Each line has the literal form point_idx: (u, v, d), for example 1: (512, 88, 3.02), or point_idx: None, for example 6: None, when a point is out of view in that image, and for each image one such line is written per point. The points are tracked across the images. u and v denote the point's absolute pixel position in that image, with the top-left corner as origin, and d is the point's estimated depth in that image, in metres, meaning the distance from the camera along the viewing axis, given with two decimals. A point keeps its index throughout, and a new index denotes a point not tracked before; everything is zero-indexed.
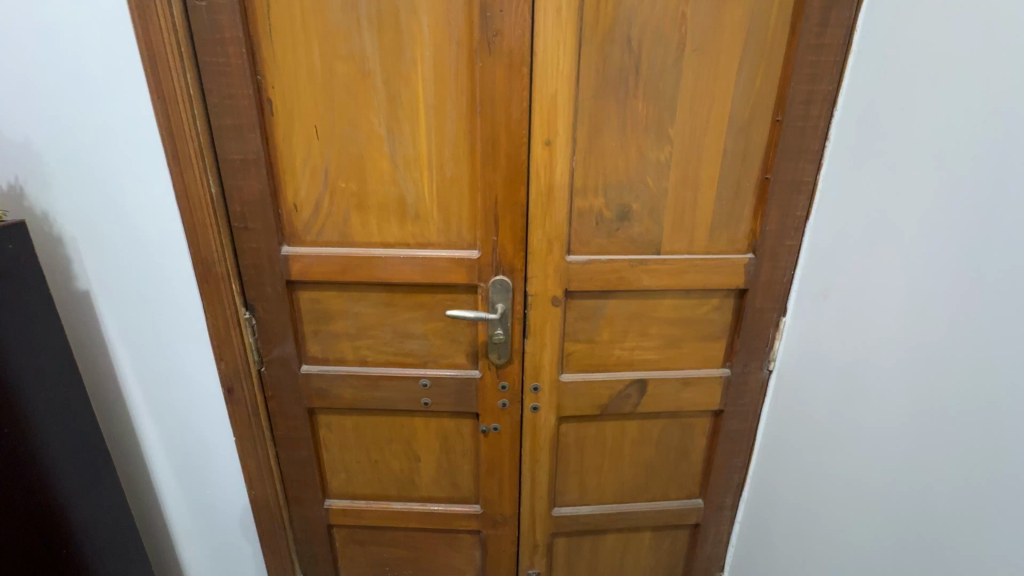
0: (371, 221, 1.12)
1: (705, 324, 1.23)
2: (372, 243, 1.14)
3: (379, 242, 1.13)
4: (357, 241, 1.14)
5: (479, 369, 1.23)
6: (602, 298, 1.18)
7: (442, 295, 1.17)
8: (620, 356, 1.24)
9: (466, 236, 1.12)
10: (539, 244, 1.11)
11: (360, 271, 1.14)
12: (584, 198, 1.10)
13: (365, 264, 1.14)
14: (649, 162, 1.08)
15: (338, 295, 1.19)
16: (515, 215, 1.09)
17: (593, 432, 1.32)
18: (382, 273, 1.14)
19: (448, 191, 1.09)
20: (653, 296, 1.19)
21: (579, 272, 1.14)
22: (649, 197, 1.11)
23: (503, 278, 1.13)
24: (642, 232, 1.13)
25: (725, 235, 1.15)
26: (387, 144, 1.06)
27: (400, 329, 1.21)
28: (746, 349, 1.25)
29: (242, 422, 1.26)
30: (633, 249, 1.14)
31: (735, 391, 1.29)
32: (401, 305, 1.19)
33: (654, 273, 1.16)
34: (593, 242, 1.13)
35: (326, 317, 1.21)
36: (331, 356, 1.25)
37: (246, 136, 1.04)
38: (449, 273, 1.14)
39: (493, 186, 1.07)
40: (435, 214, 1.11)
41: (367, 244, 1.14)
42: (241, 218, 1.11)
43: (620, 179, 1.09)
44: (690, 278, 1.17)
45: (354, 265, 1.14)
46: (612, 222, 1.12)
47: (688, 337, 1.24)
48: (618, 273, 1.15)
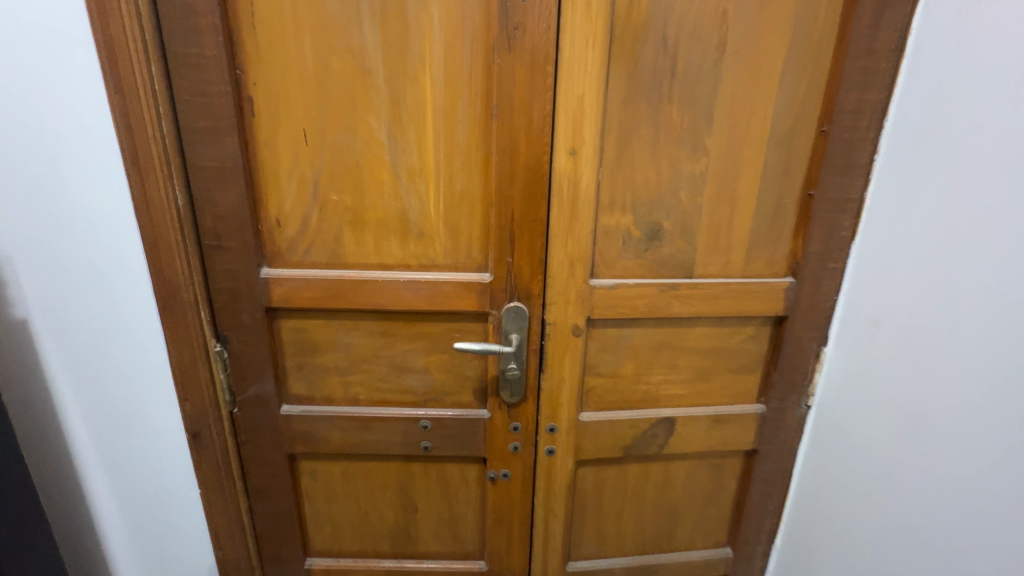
0: (366, 238, 0.97)
1: (739, 354, 1.11)
2: (367, 264, 0.99)
3: (375, 263, 0.98)
4: (349, 262, 0.98)
5: (488, 408, 1.08)
6: (628, 327, 1.05)
7: (447, 324, 1.03)
8: (645, 391, 1.11)
9: (476, 256, 0.98)
10: (560, 266, 0.98)
11: (353, 296, 0.99)
12: (610, 215, 0.97)
13: (359, 289, 0.98)
14: (683, 176, 0.97)
15: (326, 324, 1.03)
16: (532, 234, 0.95)
17: (614, 476, 1.17)
18: (379, 299, 0.99)
19: (458, 206, 0.95)
20: (684, 324, 1.07)
21: (604, 298, 1.01)
22: (681, 215, 0.99)
23: (518, 305, 0.99)
24: (674, 253, 1.01)
25: (763, 257, 1.04)
26: (386, 152, 0.92)
27: (398, 362, 1.06)
28: (784, 383, 1.12)
29: (211, 470, 1.09)
30: (663, 272, 1.02)
31: (771, 429, 1.16)
32: (400, 336, 1.04)
33: (686, 298, 1.03)
34: (619, 264, 1.01)
35: (312, 349, 1.05)
36: (317, 394, 1.08)
37: (222, 140, 0.89)
38: (457, 299, 0.99)
39: (509, 201, 0.93)
40: (441, 232, 0.97)
41: (361, 265, 0.99)
42: (213, 235, 0.95)
43: (650, 194, 0.97)
44: (725, 304, 1.04)
45: (346, 290, 0.99)
46: (639, 242, 1.00)
47: (720, 369, 1.11)
48: (646, 299, 1.02)
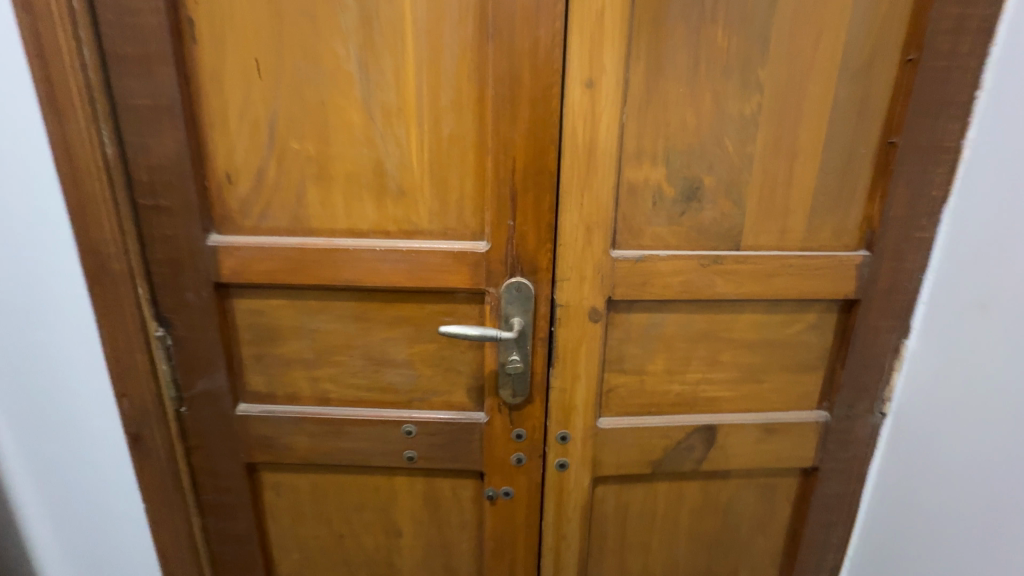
0: (336, 196, 0.79)
1: (797, 348, 0.89)
2: (337, 230, 0.80)
3: (347, 228, 0.80)
4: (315, 228, 0.80)
5: (486, 411, 0.88)
6: (658, 312, 0.85)
7: (435, 306, 0.84)
8: (679, 393, 0.90)
9: (470, 221, 0.79)
10: (574, 232, 0.79)
11: (320, 269, 0.81)
12: (637, 168, 0.78)
13: (326, 260, 0.80)
14: (729, 120, 0.77)
15: (289, 306, 0.85)
16: (539, 190, 0.76)
17: (639, 497, 0.96)
18: (350, 274, 0.81)
19: (447, 156, 0.77)
20: (728, 309, 0.86)
21: (629, 274, 0.81)
22: (727, 169, 0.79)
23: (521, 281, 0.80)
24: (717, 217, 0.81)
25: (829, 225, 0.83)
26: (357, 86, 0.74)
27: (375, 354, 0.87)
28: (853, 385, 0.90)
29: (154, 480, 0.91)
30: (703, 242, 0.82)
31: (835, 443, 0.94)
32: (378, 321, 0.85)
33: (732, 275, 0.82)
34: (648, 231, 0.81)
35: (272, 337, 0.87)
36: (279, 391, 0.90)
37: (157, 71, 0.72)
38: (446, 274, 0.80)
39: (510, 147, 0.74)
40: (426, 189, 0.78)
41: (329, 231, 0.80)
42: (150, 192, 0.78)
43: (686, 142, 0.77)
44: (781, 283, 0.83)
45: (311, 262, 0.81)
46: (673, 203, 0.80)
47: (773, 367, 0.90)
48: (682, 276, 0.82)
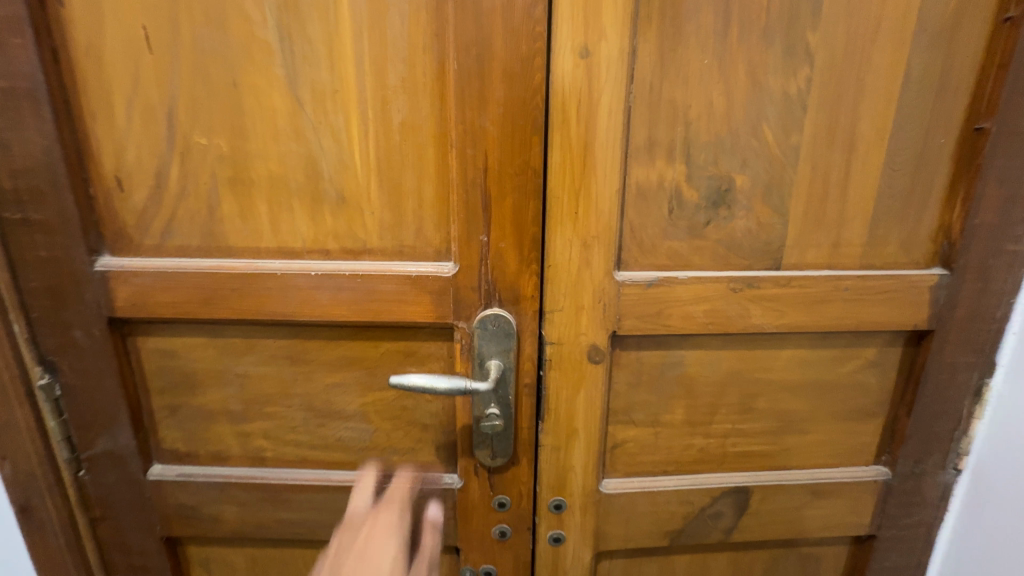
0: (257, 206, 0.61)
1: (852, 391, 0.71)
2: (261, 249, 0.62)
3: (273, 247, 0.62)
4: (232, 246, 0.62)
5: (460, 475, 0.70)
6: (677, 348, 0.67)
7: (391, 345, 0.65)
8: (702, 447, 0.72)
9: (432, 236, 0.61)
10: (566, 249, 0.60)
11: (240, 301, 0.63)
12: (649, 164, 0.60)
13: (246, 289, 0.62)
14: (768, 100, 0.58)
15: (206, 346, 0.67)
16: (521, 195, 0.58)
17: (654, 573, 0.77)
18: (279, 306, 0.63)
19: (399, 153, 0.59)
20: (765, 344, 0.67)
21: (639, 302, 0.63)
22: (765, 166, 0.61)
23: (500, 313, 0.62)
24: (752, 228, 0.63)
25: (896, 236, 0.64)
26: (276, 60, 0.56)
27: (319, 404, 0.68)
28: (921, 436, 0.72)
29: (51, 560, 0.73)
30: (734, 260, 0.64)
31: (898, 506, 0.75)
32: (320, 364, 0.67)
33: (772, 302, 0.64)
34: (663, 247, 0.63)
35: (188, 385, 0.68)
36: (200, 450, 0.72)
37: (10, 43, 0.55)
38: (403, 305, 0.62)
39: (479, 139, 0.56)
40: (373, 195, 0.60)
41: (251, 250, 0.62)
42: (15, 202, 0.60)
43: (712, 131, 0.59)
44: (834, 312, 0.65)
45: (228, 291, 0.62)
46: (695, 210, 0.62)
47: (821, 414, 0.72)
48: (707, 304, 0.64)
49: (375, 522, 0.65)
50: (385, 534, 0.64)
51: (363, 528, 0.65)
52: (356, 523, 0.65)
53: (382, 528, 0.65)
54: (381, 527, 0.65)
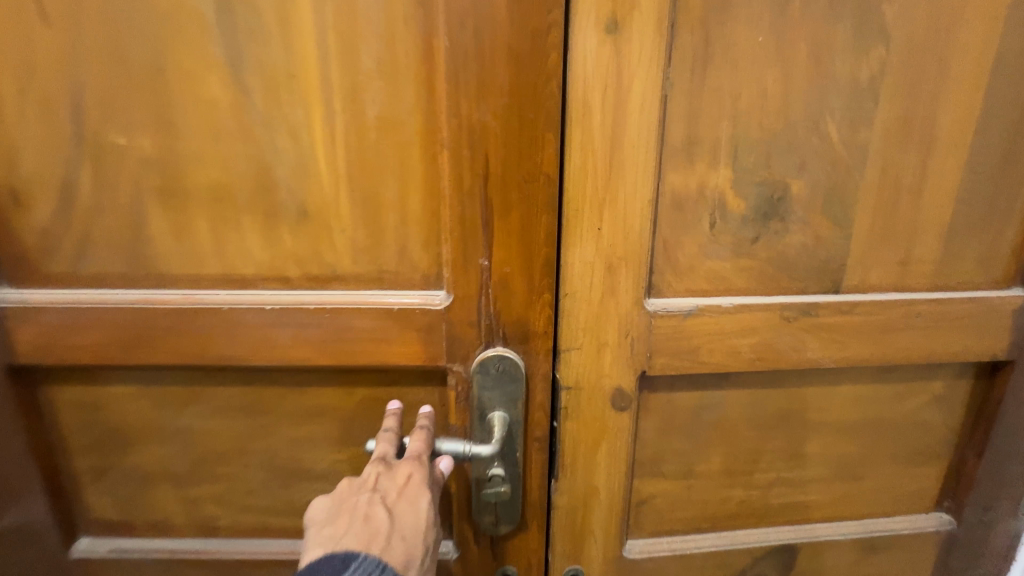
0: (191, 224, 0.47)
1: (914, 431, 0.61)
2: (199, 278, 0.49)
3: (214, 275, 0.49)
4: (160, 275, 0.48)
5: (455, 545, 0.57)
6: (716, 388, 0.56)
7: (370, 392, 0.53)
8: (742, 500, 0.61)
9: (419, 259, 0.49)
10: (586, 274, 0.49)
11: (174, 344, 0.49)
12: (687, 168, 0.48)
13: (182, 328, 0.49)
14: (834, 88, 0.48)
15: (133, 399, 0.53)
16: (531, 208, 0.46)
17: None
18: (225, 350, 0.49)
19: (374, 155, 0.46)
20: (817, 381, 0.57)
21: (674, 336, 0.52)
22: (827, 169, 0.50)
23: (505, 353, 0.50)
24: (808, 244, 0.52)
25: (973, 251, 0.54)
26: (210, 33, 0.43)
27: (280, 465, 0.55)
28: (993, 479, 0.61)
29: None
30: (785, 283, 0.53)
31: (962, 560, 0.65)
32: (281, 417, 0.54)
33: (830, 333, 0.53)
34: (702, 268, 0.51)
35: (110, 448, 0.54)
36: (131, 523, 0.57)
37: None
38: (384, 345, 0.50)
39: (479, 136, 0.44)
40: (344, 208, 0.47)
41: (187, 278, 0.49)
42: None
43: (765, 126, 0.48)
44: (901, 342, 0.55)
45: (158, 332, 0.49)
46: (741, 224, 0.51)
47: (878, 458, 0.61)
48: (755, 336, 0.53)
49: (405, 472, 0.47)
50: (420, 490, 0.47)
51: (392, 486, 0.47)
52: (377, 484, 0.47)
53: (415, 485, 0.47)
54: (414, 485, 0.47)
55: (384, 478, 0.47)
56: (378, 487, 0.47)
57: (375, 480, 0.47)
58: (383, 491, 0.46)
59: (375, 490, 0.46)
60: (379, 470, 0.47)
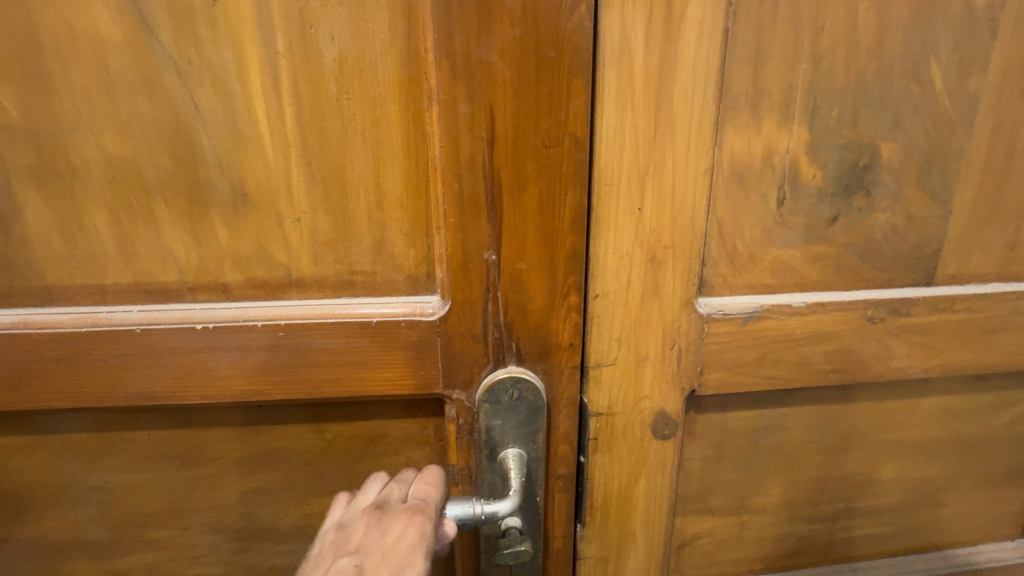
0: (89, 216, 0.35)
1: (1008, 448, 0.50)
2: (105, 289, 0.37)
3: (126, 286, 0.37)
4: (51, 288, 0.36)
5: None
6: (777, 406, 0.45)
7: (345, 426, 0.42)
8: (802, 536, 0.51)
9: (402, 255, 0.37)
10: (623, 270, 0.38)
11: (76, 377, 0.37)
12: (751, 128, 0.37)
13: (83, 357, 0.37)
14: (941, 17, 0.36)
15: (34, 445, 0.41)
16: (551, 185, 0.34)
17: None
18: (145, 383, 0.37)
19: (337, 115, 0.34)
20: (900, 393, 0.46)
21: (733, 346, 0.40)
22: (927, 127, 0.39)
23: (520, 373, 0.38)
24: (898, 225, 0.41)
25: None
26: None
27: (236, 520, 0.44)
28: None
29: None
30: (868, 274, 0.42)
31: None
32: (231, 462, 0.42)
33: (922, 335, 0.43)
34: (766, 258, 0.40)
35: (8, 507, 0.42)
36: None
37: None
38: (358, 369, 0.38)
39: (479, 84, 0.32)
40: (298, 189, 0.35)
41: (88, 291, 0.37)
42: None
43: (852, 70, 0.37)
44: (1005, 344, 0.44)
45: (52, 363, 0.37)
46: (817, 200, 0.39)
47: (963, 481, 0.51)
48: (831, 343, 0.42)
49: (394, 530, 0.35)
50: (410, 558, 0.34)
51: (379, 545, 0.35)
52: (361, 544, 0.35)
53: (403, 549, 0.34)
54: (398, 556, 0.34)
55: (370, 535, 0.35)
56: (359, 548, 0.35)
57: (358, 538, 0.35)
58: (364, 555, 0.35)
59: (354, 552, 0.35)
60: (366, 524, 0.36)
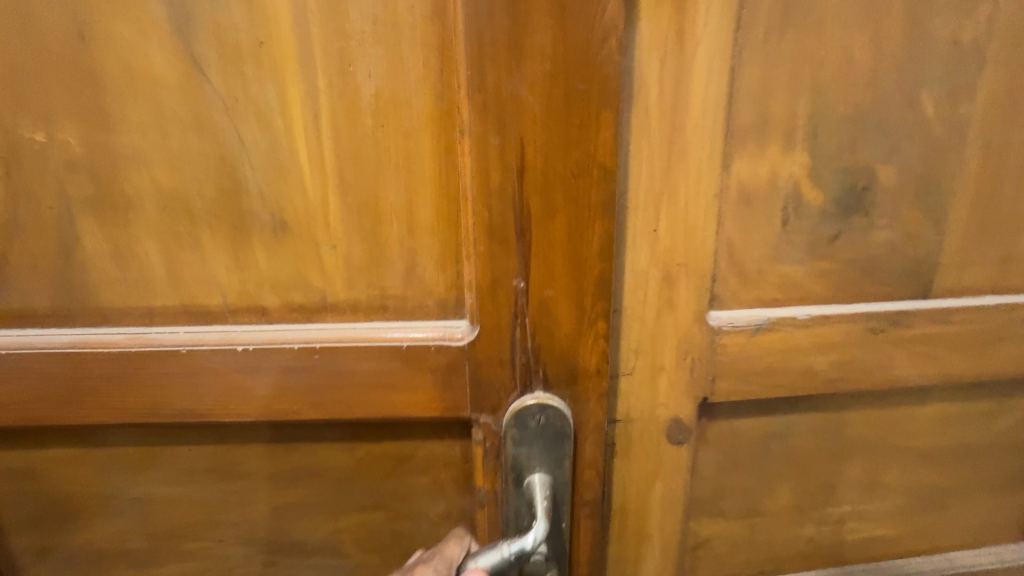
0: (141, 245, 0.38)
1: (1009, 453, 0.52)
2: (153, 310, 0.40)
3: (172, 309, 0.40)
4: (103, 311, 0.40)
5: None
6: (785, 413, 0.47)
7: (380, 447, 0.45)
8: (812, 538, 0.53)
9: (432, 282, 0.40)
10: (639, 285, 0.41)
11: (124, 394, 0.40)
12: (758, 154, 0.40)
13: (129, 375, 0.40)
14: (933, 52, 0.39)
15: (82, 456, 0.44)
16: (578, 215, 0.37)
17: None
18: (185, 400, 0.40)
19: (378, 149, 0.37)
20: (903, 399, 0.49)
21: (743, 356, 0.43)
22: (921, 152, 0.42)
23: (549, 399, 0.41)
24: (897, 242, 0.44)
25: None
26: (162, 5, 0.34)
27: (269, 532, 0.47)
28: None
29: None
30: (869, 288, 0.44)
31: None
32: (265, 478, 0.45)
33: (922, 345, 0.45)
34: (773, 274, 0.43)
35: (59, 513, 0.46)
36: None
37: None
38: (392, 392, 0.41)
39: (512, 122, 0.35)
40: (338, 218, 0.39)
41: (137, 313, 0.40)
42: None
43: (851, 101, 0.40)
44: (1002, 354, 0.46)
45: (101, 380, 0.40)
46: (819, 219, 0.42)
47: (965, 485, 0.53)
48: (835, 352, 0.44)
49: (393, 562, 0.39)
50: None
51: None
52: None
53: None
54: None
55: None
56: None
57: None
58: None
59: None
60: None
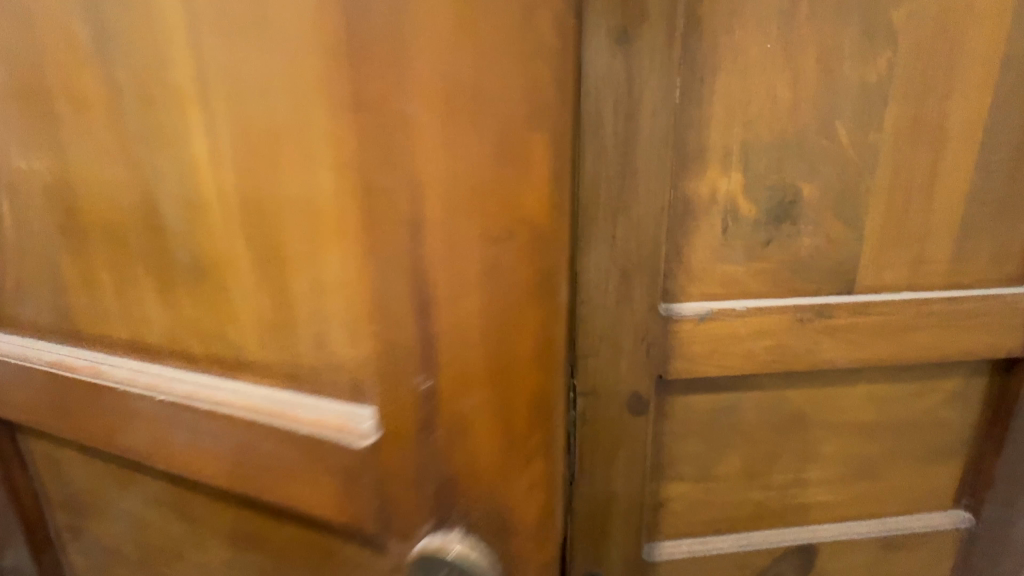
0: (100, 281, 0.43)
1: (931, 429, 0.61)
2: (114, 343, 0.44)
3: (127, 346, 0.44)
4: (86, 336, 0.45)
5: None
6: (731, 391, 0.56)
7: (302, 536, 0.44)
8: (759, 502, 0.61)
9: (338, 364, 0.37)
10: (601, 282, 0.50)
11: (94, 416, 0.45)
12: (699, 174, 0.49)
13: (95, 401, 0.45)
14: (843, 91, 0.48)
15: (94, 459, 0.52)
16: (499, 304, 0.34)
17: None
18: (132, 434, 0.44)
19: (287, 189, 0.34)
20: (834, 380, 0.57)
21: (690, 341, 0.52)
22: (838, 172, 0.50)
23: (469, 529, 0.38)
24: (821, 247, 0.52)
25: (988, 249, 0.54)
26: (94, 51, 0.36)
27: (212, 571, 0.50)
28: (1015, 478, 0.61)
29: None
30: (799, 284, 0.53)
31: (982, 558, 0.64)
32: (207, 522, 0.48)
33: (846, 333, 0.54)
34: (715, 272, 0.52)
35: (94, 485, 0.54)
36: None
37: None
38: (301, 488, 0.39)
39: (405, 176, 0.32)
40: (248, 281, 0.37)
41: (104, 342, 0.45)
42: None
43: (775, 131, 0.48)
44: (917, 341, 0.55)
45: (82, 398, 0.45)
46: (753, 228, 0.51)
47: (896, 456, 0.61)
48: (770, 338, 0.53)
49: None
50: None
51: None
52: None
53: None
54: None
55: None
56: None
57: None
58: None
59: None
60: None
